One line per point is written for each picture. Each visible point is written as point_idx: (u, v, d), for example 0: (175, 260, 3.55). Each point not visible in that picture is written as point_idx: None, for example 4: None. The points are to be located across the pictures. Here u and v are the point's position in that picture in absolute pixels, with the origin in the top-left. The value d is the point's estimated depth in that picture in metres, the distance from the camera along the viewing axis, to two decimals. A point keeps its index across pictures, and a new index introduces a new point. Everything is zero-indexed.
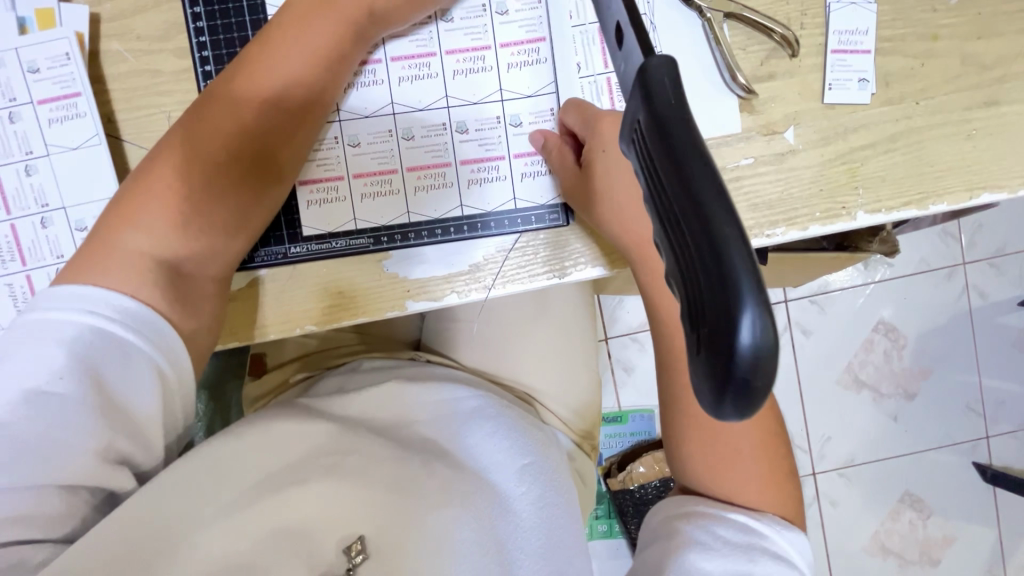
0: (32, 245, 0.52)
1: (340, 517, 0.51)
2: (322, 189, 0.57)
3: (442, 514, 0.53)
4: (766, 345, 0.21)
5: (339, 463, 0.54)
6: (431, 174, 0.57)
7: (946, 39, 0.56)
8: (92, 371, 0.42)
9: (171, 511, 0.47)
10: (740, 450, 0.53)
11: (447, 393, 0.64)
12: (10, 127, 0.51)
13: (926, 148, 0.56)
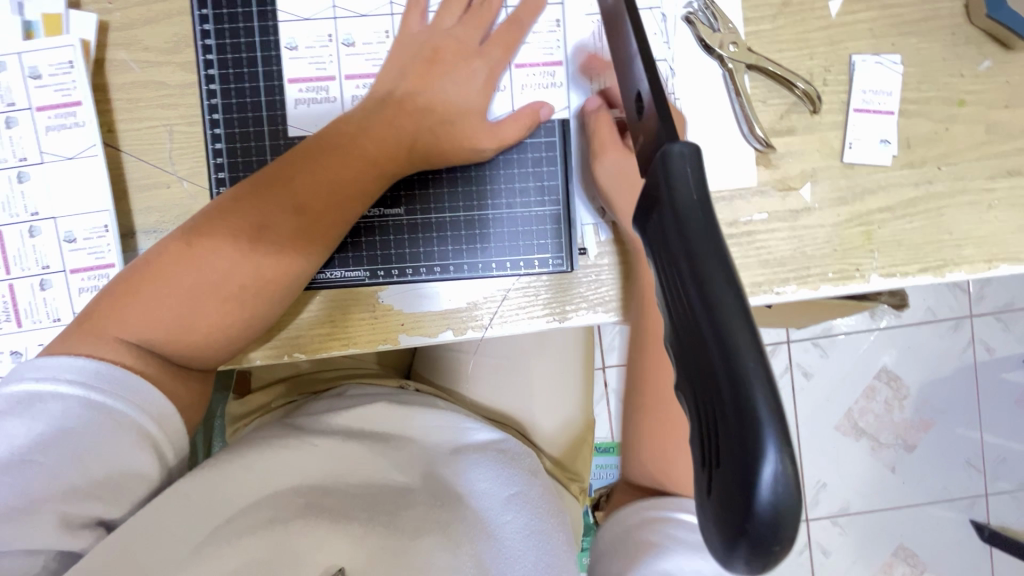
0: (18, 253, 0.50)
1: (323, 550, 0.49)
2: None
3: (429, 542, 0.50)
4: (787, 498, 0.20)
5: (323, 497, 0.52)
6: (435, 207, 0.55)
7: (972, 105, 0.54)
8: (74, 439, 0.42)
9: (139, 548, 0.44)
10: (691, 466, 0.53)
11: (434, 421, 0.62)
12: (6, 132, 0.50)
13: (946, 214, 0.55)
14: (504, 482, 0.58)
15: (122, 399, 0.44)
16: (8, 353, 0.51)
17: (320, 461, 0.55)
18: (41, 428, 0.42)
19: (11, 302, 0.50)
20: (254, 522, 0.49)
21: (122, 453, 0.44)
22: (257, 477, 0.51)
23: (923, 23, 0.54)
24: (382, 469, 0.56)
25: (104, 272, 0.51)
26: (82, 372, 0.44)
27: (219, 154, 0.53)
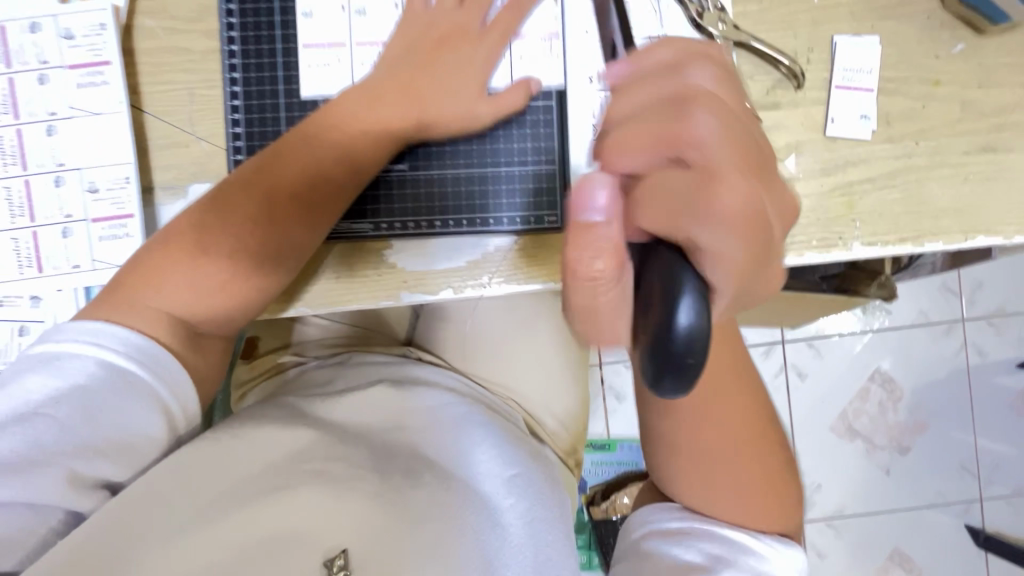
0: (43, 202, 0.53)
1: (321, 529, 0.48)
2: None
3: (435, 525, 0.49)
4: (699, 330, 0.30)
5: (325, 470, 0.52)
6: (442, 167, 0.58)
7: (947, 84, 0.58)
8: (89, 398, 0.45)
9: (146, 520, 0.46)
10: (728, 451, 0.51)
11: (435, 400, 0.62)
12: (39, 88, 0.53)
13: (924, 186, 0.58)
14: (505, 463, 0.57)
15: (135, 360, 0.47)
16: (27, 297, 0.53)
17: (317, 438, 0.55)
18: (62, 384, 0.45)
19: (34, 248, 0.53)
20: (251, 498, 0.49)
21: (134, 412, 0.47)
22: (254, 450, 0.53)
23: (900, 7, 0.57)
24: (382, 445, 0.56)
25: (122, 222, 0.53)
26: (108, 338, 0.47)
27: (236, 108, 0.56)
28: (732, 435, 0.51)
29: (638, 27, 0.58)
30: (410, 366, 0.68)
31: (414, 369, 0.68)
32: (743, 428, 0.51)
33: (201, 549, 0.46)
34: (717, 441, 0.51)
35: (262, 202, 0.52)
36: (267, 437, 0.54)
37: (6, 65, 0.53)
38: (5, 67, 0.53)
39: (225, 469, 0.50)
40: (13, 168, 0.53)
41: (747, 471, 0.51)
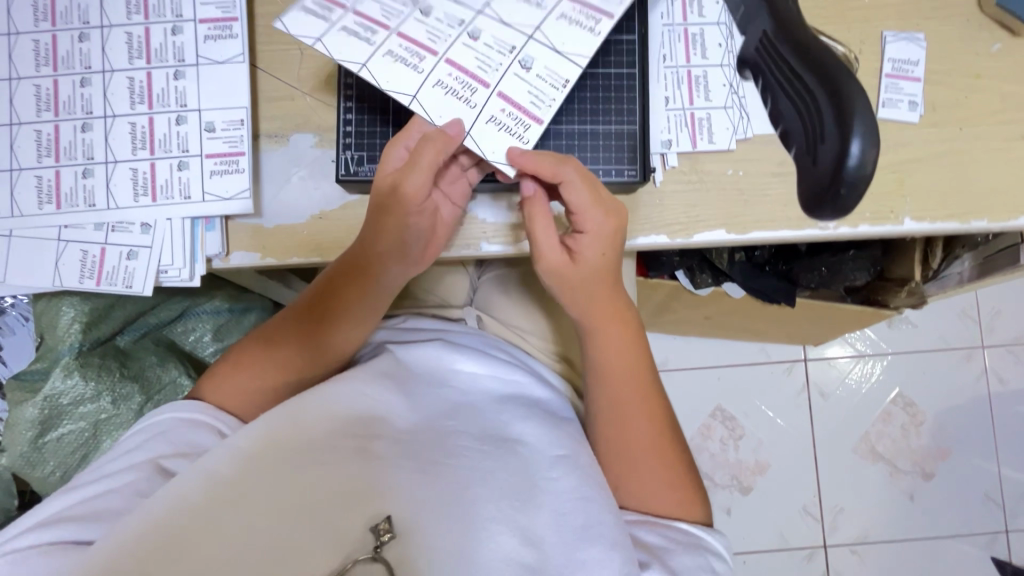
0: (163, 137, 0.58)
1: (362, 498, 0.47)
2: (389, 52, 0.52)
3: (472, 492, 0.50)
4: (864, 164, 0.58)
5: (365, 446, 0.51)
6: (513, 113, 0.52)
7: (987, 78, 0.63)
8: (164, 439, 0.52)
9: (194, 497, 0.45)
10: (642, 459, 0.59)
11: (478, 372, 0.61)
12: (171, 38, 0.58)
13: (969, 169, 0.62)
14: (548, 440, 0.57)
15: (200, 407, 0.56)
16: (139, 224, 0.58)
17: (363, 398, 0.54)
18: (148, 438, 0.53)
19: (149, 178, 0.57)
20: (301, 466, 0.48)
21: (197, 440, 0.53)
22: (297, 415, 0.51)
23: (943, 10, 0.64)
24: (430, 412, 0.56)
25: (233, 158, 0.58)
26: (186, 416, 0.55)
27: None
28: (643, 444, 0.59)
29: (710, 13, 0.63)
30: (455, 332, 0.67)
31: (459, 337, 0.66)
32: (654, 440, 0.60)
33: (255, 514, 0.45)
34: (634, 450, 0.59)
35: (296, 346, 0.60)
36: (306, 403, 0.52)
37: (144, 16, 0.58)
38: (142, 18, 0.58)
39: (266, 434, 0.49)
40: (140, 106, 0.58)
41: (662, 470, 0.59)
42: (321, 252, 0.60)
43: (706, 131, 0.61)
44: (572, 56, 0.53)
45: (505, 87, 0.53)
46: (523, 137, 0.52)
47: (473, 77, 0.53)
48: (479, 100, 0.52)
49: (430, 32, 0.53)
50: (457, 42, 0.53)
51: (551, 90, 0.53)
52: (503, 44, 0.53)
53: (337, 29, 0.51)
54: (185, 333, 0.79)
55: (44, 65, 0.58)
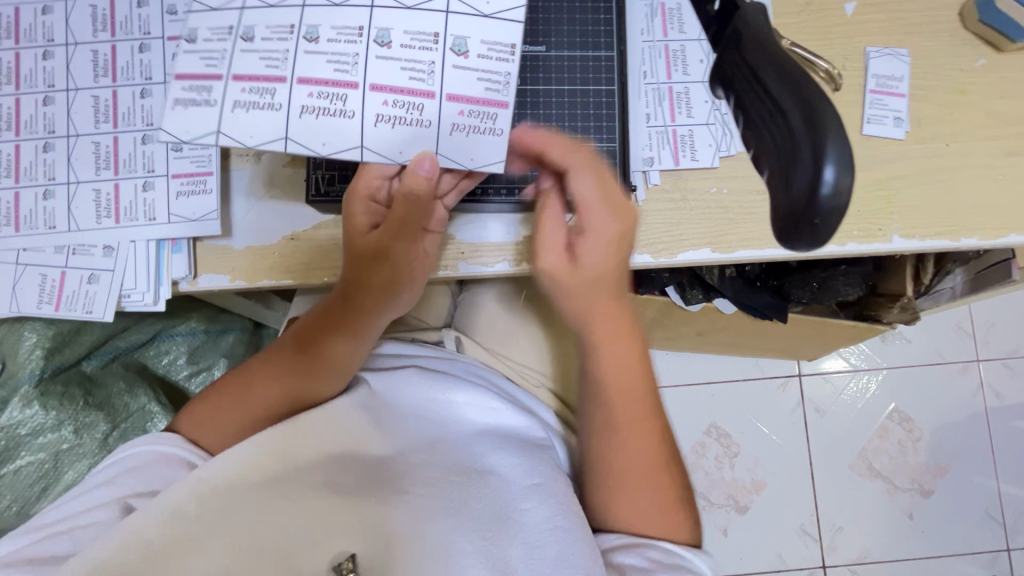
0: (128, 157, 0.56)
1: (329, 534, 0.47)
2: (320, 104, 0.45)
3: (441, 524, 0.48)
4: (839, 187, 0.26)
5: (337, 479, 0.49)
6: (480, 114, 0.47)
7: (972, 93, 0.63)
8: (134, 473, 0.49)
9: (155, 534, 0.43)
10: (628, 475, 0.56)
11: (467, 397, 0.57)
12: (138, 55, 0.57)
13: (957, 185, 0.61)
14: (526, 468, 0.53)
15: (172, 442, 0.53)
16: (101, 246, 0.55)
17: (335, 428, 0.52)
18: (118, 471, 0.50)
19: (113, 200, 0.55)
20: (268, 500, 0.46)
21: (171, 475, 0.50)
22: (271, 447, 0.48)
23: (926, 26, 0.63)
24: (405, 441, 0.53)
25: (201, 178, 0.56)
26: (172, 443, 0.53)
27: None
28: (636, 461, 0.56)
29: (691, 29, 0.62)
30: (434, 357, 0.64)
31: (441, 364, 0.63)
32: (645, 456, 0.56)
33: (214, 548, 0.44)
34: (625, 468, 0.56)
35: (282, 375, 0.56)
36: (280, 435, 0.49)
37: (110, 33, 0.57)
38: (109, 35, 0.57)
39: (239, 468, 0.47)
40: (104, 126, 0.56)
41: (654, 492, 0.56)
42: (292, 274, 0.57)
43: (688, 148, 0.60)
44: (501, 18, 0.46)
45: (450, 86, 0.46)
46: (499, 129, 0.47)
47: (411, 92, 0.46)
48: (431, 115, 0.46)
49: (333, 63, 0.46)
50: (367, 57, 0.46)
51: (496, 68, 0.47)
52: (421, 37, 0.46)
53: (237, 109, 0.45)
54: (158, 357, 0.76)
55: (6, 84, 0.56)
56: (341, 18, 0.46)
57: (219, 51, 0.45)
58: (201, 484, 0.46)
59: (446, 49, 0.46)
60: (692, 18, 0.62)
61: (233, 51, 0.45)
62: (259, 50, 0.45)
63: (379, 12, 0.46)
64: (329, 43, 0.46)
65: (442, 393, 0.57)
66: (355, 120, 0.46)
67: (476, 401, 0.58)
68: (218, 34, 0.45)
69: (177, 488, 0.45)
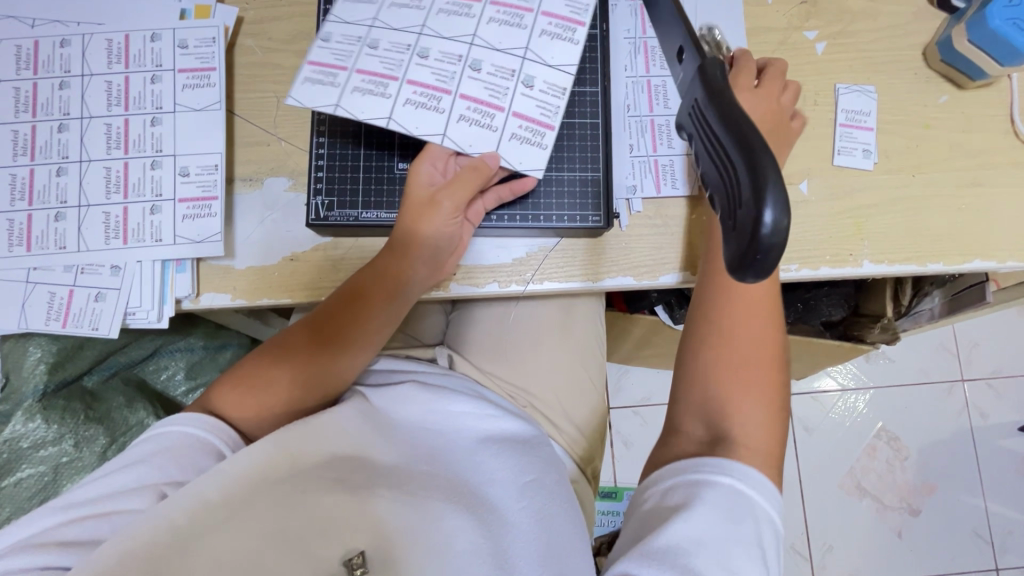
0: (138, 181, 0.59)
1: (341, 527, 0.52)
2: (421, 98, 0.55)
3: (440, 524, 0.53)
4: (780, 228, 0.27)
5: (344, 480, 0.53)
6: (532, 128, 0.56)
7: (936, 127, 0.67)
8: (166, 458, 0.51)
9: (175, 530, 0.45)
10: (759, 428, 0.50)
11: (463, 408, 0.60)
12: (150, 86, 0.60)
13: (923, 213, 0.65)
14: (516, 476, 0.56)
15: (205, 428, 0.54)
16: (109, 266, 0.58)
17: (343, 434, 0.55)
18: (151, 452, 0.51)
19: (121, 222, 0.58)
20: (281, 500, 0.50)
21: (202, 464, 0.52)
22: (282, 453, 0.51)
23: (892, 64, 0.68)
24: (408, 449, 0.56)
25: (206, 202, 0.59)
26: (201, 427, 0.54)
27: None
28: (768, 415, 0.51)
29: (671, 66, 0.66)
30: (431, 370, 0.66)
31: (437, 377, 0.65)
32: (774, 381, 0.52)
33: (237, 537, 0.48)
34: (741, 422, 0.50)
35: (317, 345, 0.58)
36: (291, 440, 0.52)
37: (125, 65, 0.60)
38: (123, 67, 0.60)
39: (255, 470, 0.49)
40: (116, 151, 0.59)
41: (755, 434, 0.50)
42: (291, 293, 0.60)
43: (669, 177, 0.63)
44: (558, 65, 0.57)
45: (516, 107, 0.56)
46: (543, 144, 0.56)
47: (488, 105, 0.56)
48: (498, 123, 0.56)
49: (434, 74, 0.56)
50: (461, 75, 0.56)
51: (551, 100, 0.56)
52: (501, 70, 0.57)
53: (354, 92, 0.55)
54: (157, 372, 0.78)
55: (24, 112, 0.59)
56: (448, 46, 0.57)
57: (349, 50, 0.56)
58: (227, 475, 0.48)
59: (518, 82, 0.56)
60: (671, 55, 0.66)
61: (362, 54, 0.56)
62: (380, 56, 0.56)
63: (475, 48, 0.57)
64: (434, 61, 0.56)
65: (442, 403, 0.59)
66: (440, 116, 0.55)
67: (474, 413, 0.60)
68: (349, 41, 0.57)
69: (206, 479, 0.47)
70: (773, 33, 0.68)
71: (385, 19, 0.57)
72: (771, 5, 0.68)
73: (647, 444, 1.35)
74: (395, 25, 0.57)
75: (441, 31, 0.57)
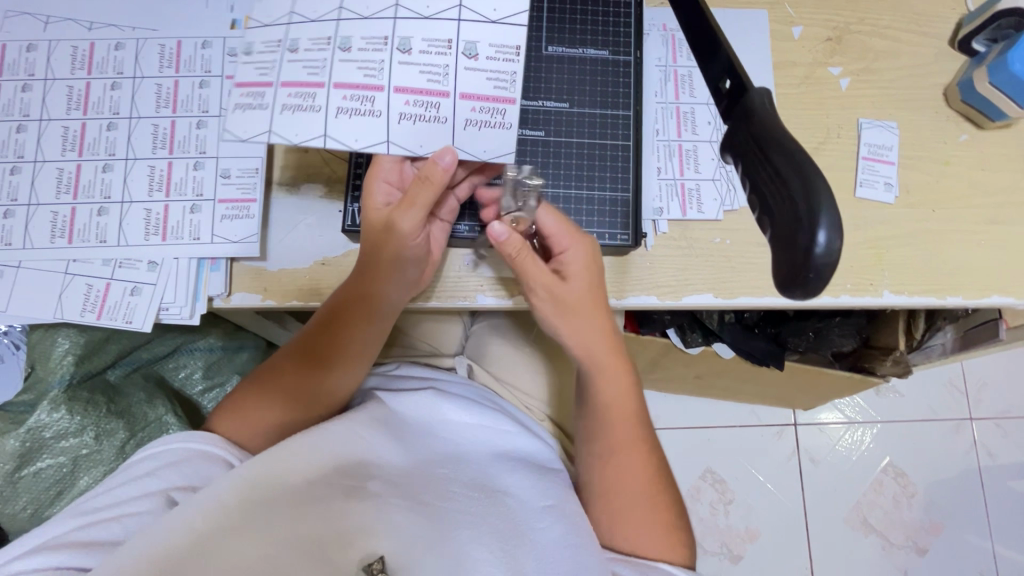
0: (179, 181, 0.61)
1: (363, 530, 0.49)
2: (356, 98, 0.51)
3: (462, 533, 0.52)
4: (829, 258, 0.29)
5: (364, 484, 0.52)
6: (488, 108, 0.52)
7: (956, 164, 0.68)
8: (168, 468, 0.51)
9: (197, 533, 0.44)
10: (638, 509, 0.59)
11: (472, 419, 0.61)
12: (197, 91, 0.62)
13: (943, 247, 0.66)
14: (530, 487, 0.58)
15: (203, 440, 0.54)
16: (146, 262, 0.59)
17: (355, 439, 0.54)
18: (156, 465, 0.51)
19: (162, 220, 0.60)
20: (301, 501, 0.48)
21: (205, 473, 0.52)
22: (298, 454, 0.50)
23: (913, 103, 0.70)
24: (422, 457, 0.56)
25: (245, 204, 0.61)
26: (198, 443, 0.54)
27: None
28: (642, 496, 0.59)
29: (700, 94, 0.68)
30: (448, 380, 0.67)
31: (450, 386, 0.66)
32: (656, 488, 0.60)
33: (248, 547, 0.45)
34: (621, 501, 0.59)
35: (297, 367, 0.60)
36: (298, 443, 0.51)
37: (175, 70, 0.63)
38: (173, 71, 0.63)
39: (277, 475, 0.48)
40: (160, 151, 0.61)
41: (638, 513, 0.59)
42: (321, 296, 0.61)
43: (695, 201, 0.65)
44: (501, 20, 0.51)
45: (462, 86, 0.51)
46: (505, 122, 0.52)
47: (428, 93, 0.51)
48: (447, 112, 0.51)
49: (364, 69, 0.51)
50: (392, 62, 0.51)
51: (502, 66, 0.51)
52: (437, 45, 0.51)
53: (285, 111, 0.52)
54: (176, 369, 0.79)
55: (75, 109, 0.61)
56: (370, 29, 0.51)
57: (271, 61, 0.52)
58: (242, 480, 0.47)
59: (461, 54, 0.51)
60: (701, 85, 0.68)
61: (285, 62, 0.52)
62: (303, 60, 0.52)
63: (402, 23, 0.51)
64: (361, 52, 0.52)
65: (444, 410, 0.61)
66: (380, 118, 0.51)
67: (478, 421, 0.61)
68: (269, 47, 0.53)
69: (219, 484, 0.46)
70: (798, 67, 0.70)
71: (302, 9, 0.52)
72: (798, 40, 0.70)
73: None
74: (310, 16, 0.52)
75: (358, 11, 0.52)
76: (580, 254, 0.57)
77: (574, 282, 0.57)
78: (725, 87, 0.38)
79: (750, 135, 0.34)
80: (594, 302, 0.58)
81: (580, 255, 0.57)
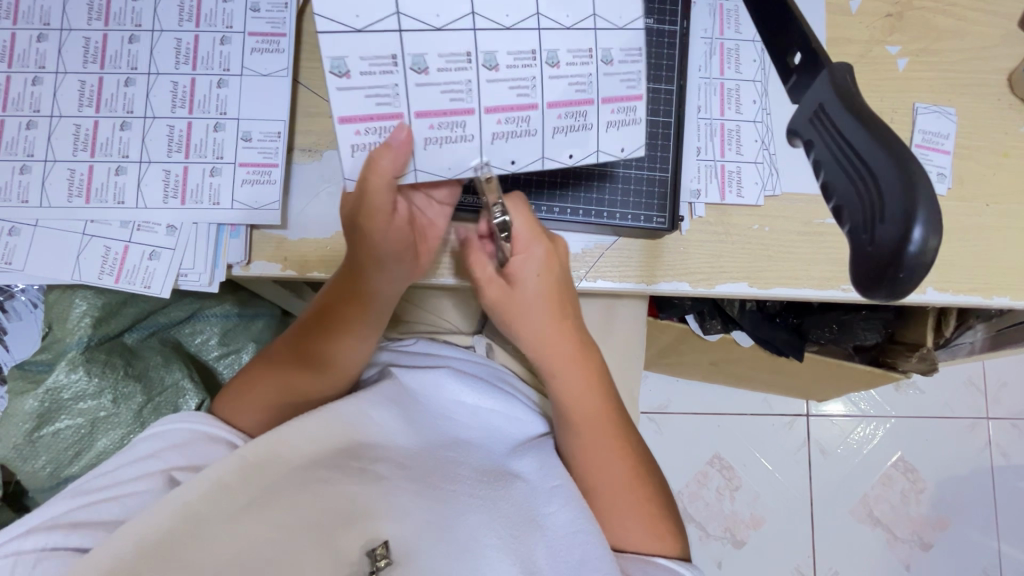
0: (199, 142, 0.58)
1: (368, 514, 0.48)
2: (510, 120, 0.49)
3: (469, 518, 0.51)
4: (926, 254, 0.27)
5: (368, 467, 0.50)
6: (623, 108, 0.51)
7: (1014, 157, 0.64)
8: (170, 450, 0.51)
9: (193, 514, 0.42)
10: (625, 501, 0.58)
11: (481, 402, 0.60)
12: (218, 47, 0.59)
13: (993, 244, 0.62)
14: (546, 474, 0.57)
15: (207, 422, 0.54)
16: (165, 226, 0.58)
17: (357, 419, 0.52)
18: (163, 448, 0.51)
19: (180, 182, 0.58)
20: (302, 483, 0.47)
21: (210, 454, 0.52)
22: (300, 434, 0.49)
23: (975, 87, 0.65)
24: (431, 439, 0.55)
25: (266, 169, 0.59)
26: (197, 424, 0.54)
27: None
28: (624, 489, 0.59)
29: (747, 70, 0.64)
30: (459, 357, 0.65)
31: (464, 364, 0.64)
32: (633, 483, 0.59)
33: (259, 526, 0.45)
34: (610, 494, 0.59)
35: (297, 355, 0.58)
36: (297, 423, 0.49)
37: (195, 24, 0.60)
38: (193, 26, 0.60)
39: (280, 453, 0.47)
40: (180, 111, 0.59)
41: (628, 503, 0.58)
42: (342, 268, 0.59)
43: (735, 184, 0.61)
44: (626, 24, 0.49)
45: (604, 92, 0.50)
46: (639, 119, 0.52)
47: (577, 102, 0.50)
48: (591, 119, 0.51)
49: (513, 88, 0.48)
50: (540, 77, 0.49)
51: (633, 66, 0.50)
52: (579, 54, 0.49)
53: (429, 145, 0.48)
54: (192, 335, 0.78)
55: (92, 63, 0.59)
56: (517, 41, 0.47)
57: (391, 87, 0.46)
58: (243, 461, 0.46)
59: (597, 61, 0.50)
60: (748, 59, 0.64)
61: (414, 87, 0.46)
62: (437, 83, 0.47)
63: (545, 34, 0.48)
64: (507, 70, 0.48)
65: (444, 393, 0.59)
66: (534, 138, 0.50)
67: (482, 405, 0.60)
68: (381, 66, 0.45)
69: (218, 466, 0.45)
70: (854, 44, 0.65)
71: (418, 14, 0.45)
72: (855, 15, 0.66)
73: (659, 451, 1.32)
74: (433, 22, 0.46)
75: (497, 20, 0.47)
76: (537, 260, 0.54)
77: (527, 287, 0.54)
78: (794, 62, 0.36)
79: (831, 119, 0.32)
80: (548, 307, 0.55)
81: (537, 260, 0.54)
